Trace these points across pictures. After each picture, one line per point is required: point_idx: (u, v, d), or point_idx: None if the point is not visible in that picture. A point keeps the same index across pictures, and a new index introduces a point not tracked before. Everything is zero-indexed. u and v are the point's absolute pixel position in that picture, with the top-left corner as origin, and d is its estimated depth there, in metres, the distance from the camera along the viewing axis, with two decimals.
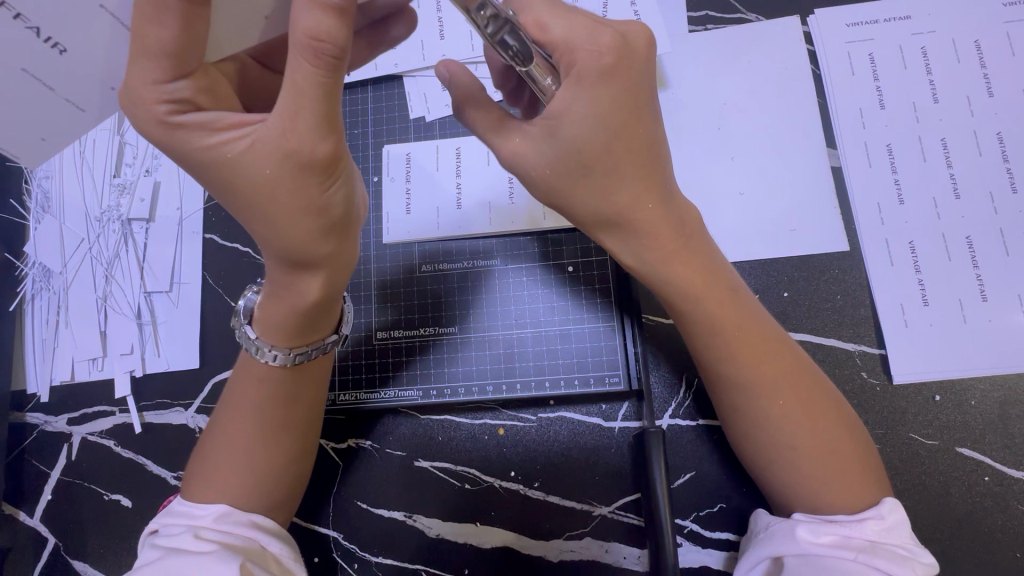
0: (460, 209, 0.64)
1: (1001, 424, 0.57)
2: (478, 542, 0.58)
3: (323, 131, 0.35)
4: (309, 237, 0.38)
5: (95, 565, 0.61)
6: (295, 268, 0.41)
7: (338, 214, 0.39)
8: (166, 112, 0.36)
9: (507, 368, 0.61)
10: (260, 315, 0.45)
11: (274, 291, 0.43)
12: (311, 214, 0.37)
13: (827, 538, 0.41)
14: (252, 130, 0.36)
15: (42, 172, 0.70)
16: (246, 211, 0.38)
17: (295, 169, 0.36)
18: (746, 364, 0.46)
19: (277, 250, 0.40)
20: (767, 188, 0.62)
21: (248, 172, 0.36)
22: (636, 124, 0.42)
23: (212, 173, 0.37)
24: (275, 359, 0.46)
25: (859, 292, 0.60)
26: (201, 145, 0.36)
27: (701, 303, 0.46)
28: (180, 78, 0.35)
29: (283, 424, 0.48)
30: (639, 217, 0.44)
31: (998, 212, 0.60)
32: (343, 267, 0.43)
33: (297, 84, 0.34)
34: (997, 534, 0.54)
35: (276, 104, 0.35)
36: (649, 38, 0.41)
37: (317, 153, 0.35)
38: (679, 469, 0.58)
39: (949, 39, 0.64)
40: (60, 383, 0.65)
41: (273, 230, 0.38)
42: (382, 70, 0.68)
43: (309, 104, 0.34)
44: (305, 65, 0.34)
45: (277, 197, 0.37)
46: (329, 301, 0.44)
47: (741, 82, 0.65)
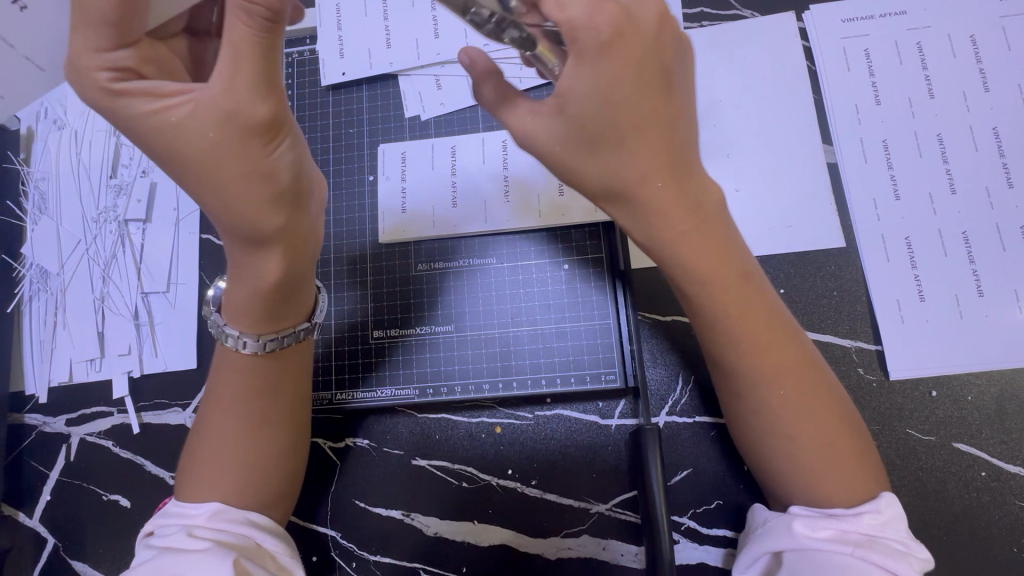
0: (456, 207, 0.64)
1: (998, 418, 0.57)
2: (476, 539, 0.58)
3: (263, 94, 0.37)
4: (258, 206, 0.39)
5: (95, 566, 0.61)
6: (254, 245, 0.42)
7: (286, 181, 0.40)
8: (109, 79, 0.37)
9: (503, 365, 0.61)
10: (228, 303, 0.46)
11: (236, 274, 0.44)
12: (257, 180, 0.39)
13: (825, 533, 0.41)
14: (190, 96, 0.38)
15: (38, 174, 0.70)
16: (191, 179, 0.39)
17: (237, 131, 0.38)
18: (754, 350, 0.45)
19: (230, 225, 0.41)
20: (764, 185, 0.62)
21: (188, 138, 0.38)
22: (642, 99, 0.40)
23: (154, 141, 0.39)
24: (246, 347, 0.47)
25: (855, 288, 0.60)
26: (145, 111, 0.37)
27: (718, 286, 0.44)
28: (125, 47, 0.37)
29: (268, 417, 0.48)
30: (644, 192, 0.42)
31: (993, 207, 0.60)
32: (299, 246, 0.43)
33: (233, 42, 0.36)
34: (994, 530, 0.54)
35: (216, 67, 0.37)
36: (660, 20, 0.39)
37: (256, 115, 0.37)
38: (676, 465, 0.58)
39: (945, 34, 0.64)
40: (58, 384, 0.65)
41: (219, 199, 0.39)
42: (377, 69, 0.68)
43: (245, 64, 0.36)
44: (238, 24, 0.36)
45: (221, 160, 0.38)
46: (293, 282, 0.45)
47: (736, 79, 0.65)
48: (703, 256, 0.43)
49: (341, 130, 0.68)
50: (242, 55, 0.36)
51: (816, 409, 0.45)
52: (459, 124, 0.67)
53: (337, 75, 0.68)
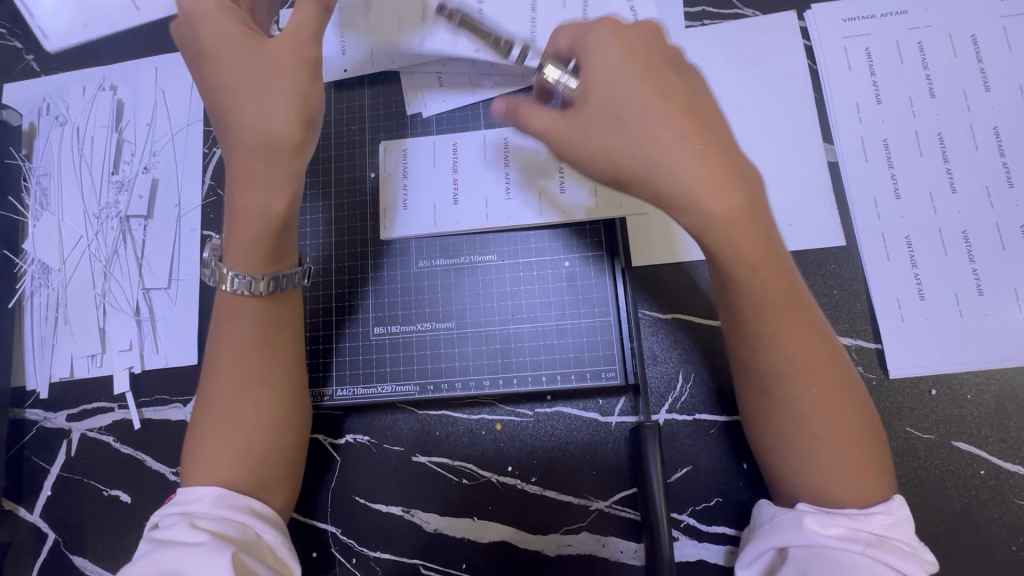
0: (457, 204, 0.64)
1: (997, 417, 0.57)
2: (476, 536, 0.58)
3: (319, 45, 0.49)
4: (284, 120, 0.47)
5: (95, 561, 0.61)
6: (267, 155, 0.48)
7: (314, 107, 0.48)
8: (209, 7, 0.49)
9: (504, 363, 0.61)
10: (227, 238, 0.50)
11: (240, 208, 0.49)
12: (293, 98, 0.47)
13: (834, 530, 0.42)
14: (273, 56, 0.50)
15: (40, 169, 0.70)
16: (226, 105, 0.48)
17: (296, 64, 0.48)
18: (785, 344, 0.44)
19: (252, 138, 0.47)
20: (764, 184, 0.62)
21: (251, 65, 0.48)
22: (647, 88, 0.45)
23: (218, 66, 0.48)
24: (242, 289, 0.49)
25: (855, 287, 0.60)
26: (225, 49, 0.48)
27: (755, 273, 0.43)
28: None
29: (268, 385, 0.49)
30: (680, 176, 0.42)
31: (994, 206, 0.60)
32: (286, 207, 0.49)
33: (309, 22, 0.49)
34: (992, 528, 0.54)
35: (287, 30, 0.49)
36: (655, 32, 0.48)
37: (309, 53, 0.48)
38: (676, 463, 0.58)
39: (945, 34, 0.64)
40: (59, 379, 0.65)
41: (253, 107, 0.47)
42: (378, 66, 0.68)
43: (311, 27, 0.49)
44: (297, 39, 0.48)
45: (272, 76, 0.47)
46: (289, 215, 0.50)
47: (737, 77, 0.65)
48: (744, 242, 0.42)
49: (343, 127, 0.68)
50: (312, 26, 0.49)
51: (842, 404, 0.44)
52: (460, 122, 0.67)
53: (338, 73, 0.68)
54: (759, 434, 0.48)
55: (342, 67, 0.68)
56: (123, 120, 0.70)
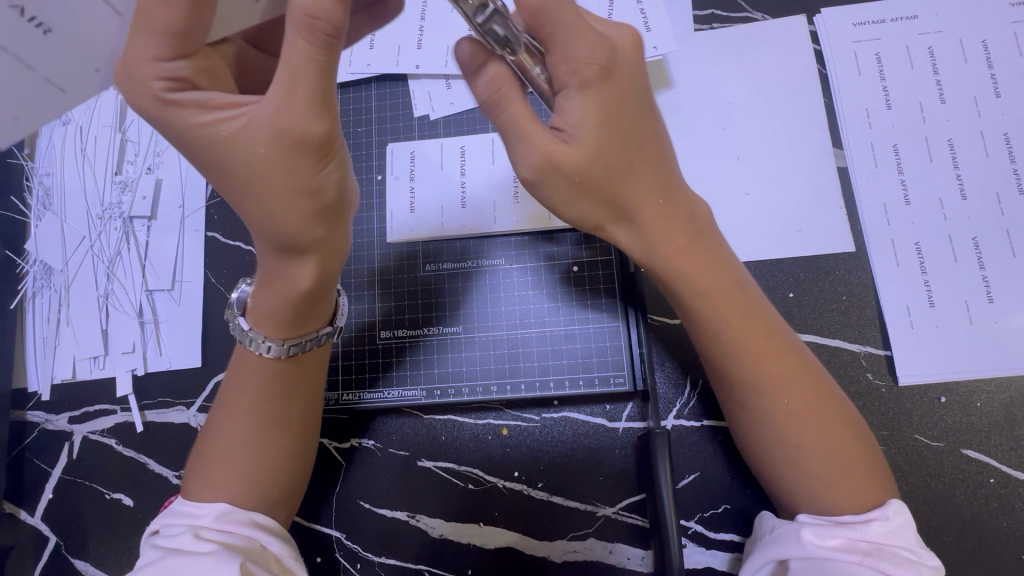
0: (465, 207, 0.64)
1: (1006, 424, 0.56)
2: (481, 542, 0.58)
3: (318, 112, 0.37)
4: (300, 219, 0.40)
5: (97, 565, 0.60)
6: (288, 252, 0.42)
7: (331, 197, 0.40)
8: (163, 89, 0.38)
9: (511, 368, 0.60)
10: (255, 305, 0.45)
11: (266, 279, 0.44)
12: (303, 195, 0.39)
13: (833, 541, 0.41)
14: (246, 111, 0.38)
15: (43, 169, 0.69)
16: (234, 187, 0.40)
17: (289, 148, 0.38)
18: (753, 363, 0.46)
19: (267, 234, 0.41)
20: (772, 189, 0.62)
21: (241, 150, 0.38)
22: (631, 124, 0.43)
23: (207, 153, 0.39)
24: (269, 351, 0.46)
25: (864, 294, 0.60)
26: (197, 122, 0.38)
27: (706, 296, 0.46)
28: (180, 58, 0.38)
29: (279, 418, 0.48)
30: (641, 214, 0.45)
31: (1004, 213, 0.60)
32: (334, 255, 0.44)
33: (292, 62, 0.36)
34: (1001, 536, 0.54)
35: (271, 84, 0.37)
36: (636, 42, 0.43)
37: (310, 133, 0.37)
38: (684, 469, 0.57)
39: (956, 39, 0.64)
40: (61, 380, 0.65)
41: (263, 209, 0.40)
42: (385, 68, 0.67)
43: (302, 83, 0.36)
44: (300, 43, 0.35)
45: (270, 176, 0.38)
46: (322, 290, 0.44)
47: (747, 82, 0.64)
48: (691, 271, 0.46)
49: (349, 129, 0.67)
50: (298, 75, 0.36)
51: (826, 418, 0.45)
52: (468, 124, 0.66)
53: (345, 74, 0.68)
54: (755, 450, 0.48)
55: (348, 69, 0.68)
56: (127, 120, 0.70)
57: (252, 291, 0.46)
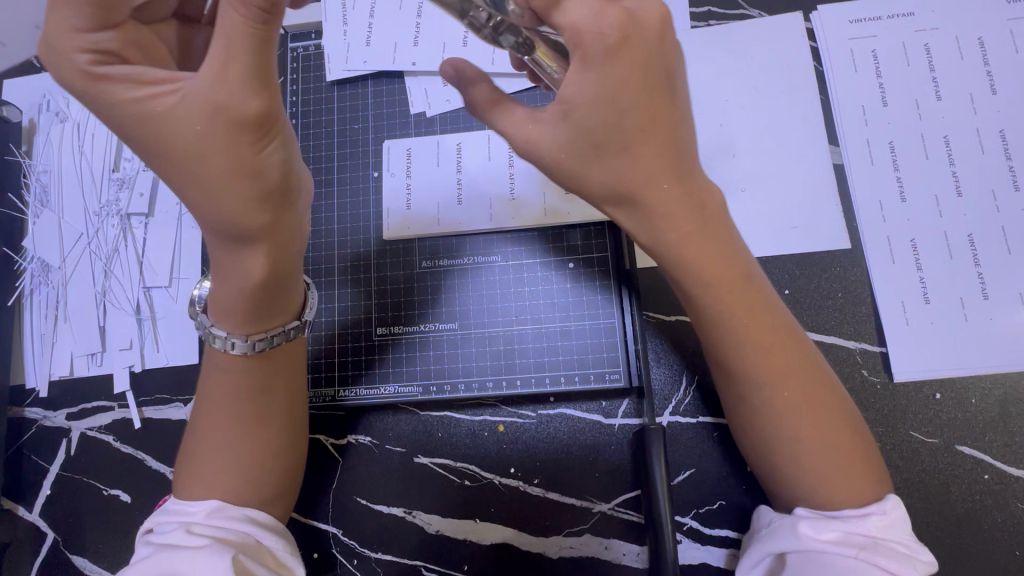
0: (461, 203, 0.64)
1: (1001, 421, 0.57)
2: (477, 538, 0.58)
3: (256, 88, 0.36)
4: (242, 203, 0.39)
5: (95, 561, 0.60)
6: (236, 239, 0.41)
7: (275, 178, 0.39)
8: (88, 61, 0.35)
9: (507, 363, 0.61)
10: (214, 301, 0.45)
11: (220, 274, 0.43)
12: (244, 177, 0.38)
13: (828, 535, 0.41)
14: (180, 86, 0.36)
15: (40, 166, 0.70)
16: (174, 170, 0.38)
17: (226, 125, 0.36)
18: (756, 350, 0.45)
19: (211, 221, 0.40)
20: (770, 186, 0.62)
21: (175, 126, 0.37)
22: (648, 101, 0.41)
23: (140, 130, 0.37)
24: (235, 347, 0.46)
25: (860, 290, 0.60)
26: (124, 98, 0.36)
27: (708, 283, 0.45)
28: (107, 29, 0.35)
29: (262, 413, 0.48)
30: (651, 195, 0.43)
31: (999, 210, 0.60)
32: (284, 242, 0.43)
33: (226, 33, 0.35)
34: (996, 532, 0.54)
35: (205, 56, 0.35)
36: (663, 18, 0.41)
37: (248, 109, 0.36)
38: (680, 465, 0.58)
39: (952, 37, 0.64)
40: (58, 377, 0.65)
41: (203, 191, 0.38)
42: (381, 65, 0.67)
43: (237, 53, 0.35)
44: (234, 15, 0.34)
45: (206, 155, 0.37)
46: (278, 277, 0.44)
47: (742, 79, 0.64)
48: (700, 258, 0.44)
49: (346, 125, 0.67)
50: (234, 47, 0.35)
51: (820, 412, 0.44)
52: (464, 121, 0.66)
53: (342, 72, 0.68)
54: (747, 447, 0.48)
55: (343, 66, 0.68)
56: None
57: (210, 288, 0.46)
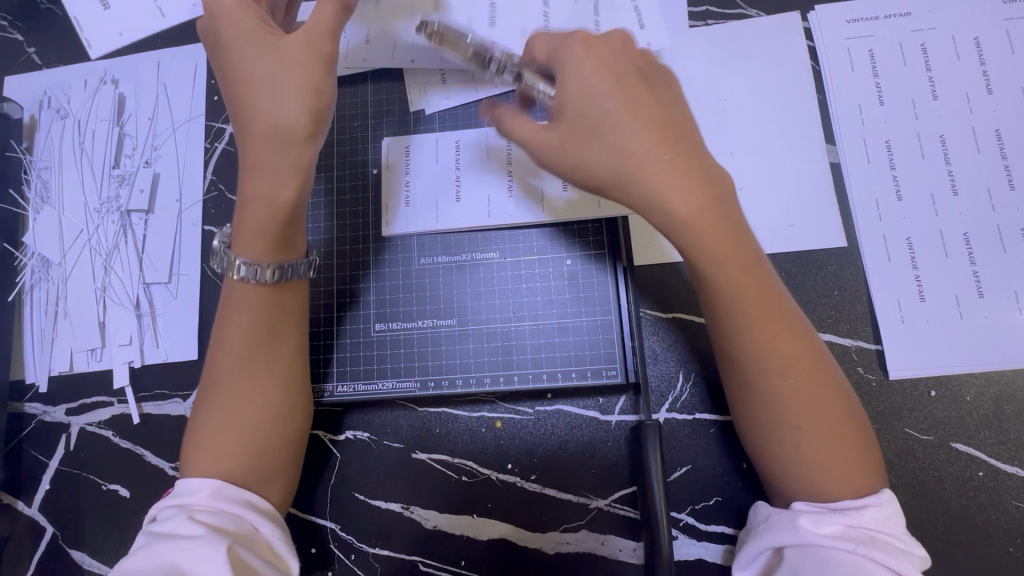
0: (459, 201, 0.64)
1: (996, 419, 0.57)
2: (474, 533, 0.58)
3: (332, 59, 0.49)
4: (294, 104, 0.48)
5: (94, 556, 0.61)
6: (269, 166, 0.48)
7: (321, 103, 0.49)
8: (233, 4, 0.51)
9: (504, 360, 0.61)
10: (238, 224, 0.50)
11: (248, 201, 0.49)
12: (300, 118, 0.48)
13: (827, 528, 0.41)
14: (284, 57, 0.50)
15: (41, 162, 0.70)
16: (242, 107, 0.50)
17: (304, 60, 0.49)
18: (764, 338, 0.45)
19: (264, 122, 0.48)
20: (766, 184, 0.62)
21: (264, 68, 0.49)
22: (631, 92, 0.47)
23: (233, 72, 0.50)
24: (250, 276, 0.49)
25: (856, 288, 0.60)
26: (237, 53, 0.49)
27: (720, 263, 0.45)
28: (247, 11, 0.50)
29: (274, 374, 0.50)
30: (653, 175, 0.45)
31: (995, 208, 0.60)
32: (305, 180, 0.50)
33: (318, 23, 0.49)
34: (991, 529, 0.55)
35: (299, 31, 0.49)
36: (626, 41, 0.50)
37: (320, 74, 0.49)
38: (676, 462, 0.58)
39: (948, 36, 0.64)
40: (58, 372, 0.65)
41: (266, 99, 0.48)
42: (380, 63, 0.67)
43: (322, 36, 0.49)
44: (327, 14, 0.49)
45: (274, 95, 0.48)
46: (292, 215, 0.49)
47: (740, 77, 0.65)
48: (716, 241, 0.45)
49: (346, 123, 0.68)
50: (321, 29, 0.49)
51: (821, 397, 0.45)
52: (463, 119, 0.67)
53: (342, 69, 0.68)
54: (754, 444, 0.48)
55: (344, 64, 0.68)
56: (125, 114, 0.70)
57: (234, 225, 0.50)
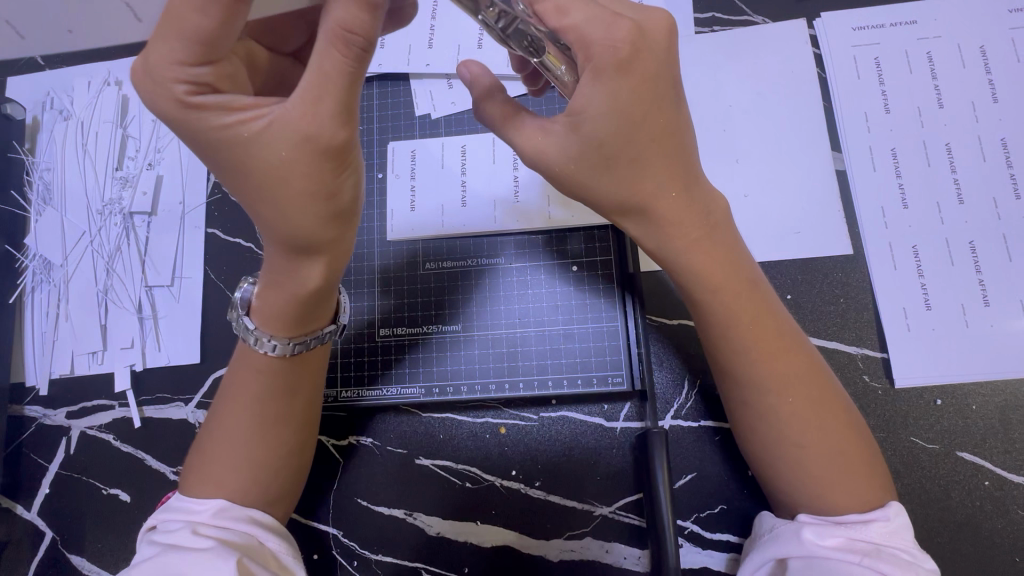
0: (465, 206, 0.64)
1: (1002, 428, 0.57)
2: (478, 540, 0.58)
3: (341, 120, 0.36)
4: (314, 222, 0.39)
5: (93, 560, 0.60)
6: (299, 253, 0.42)
7: (346, 202, 0.40)
8: (185, 92, 0.36)
9: (509, 367, 0.61)
10: (259, 305, 0.46)
11: (275, 280, 0.44)
12: (319, 199, 0.39)
13: (832, 541, 0.41)
14: (268, 111, 0.37)
15: (43, 164, 0.69)
16: (252, 191, 0.39)
17: (312, 155, 0.37)
18: (757, 360, 0.46)
19: (280, 237, 0.41)
20: (772, 191, 0.62)
21: (259, 153, 0.37)
22: (658, 114, 0.42)
23: (222, 152, 0.38)
24: (262, 346, 0.46)
25: (862, 295, 0.60)
26: (213, 124, 0.37)
27: (715, 290, 0.46)
28: (206, 64, 0.36)
29: (282, 414, 0.48)
30: (661, 206, 0.44)
31: (1001, 217, 0.60)
32: (341, 256, 0.44)
33: (322, 71, 0.35)
34: (996, 538, 0.54)
35: (297, 89, 0.36)
36: (669, 34, 0.41)
37: (333, 141, 0.36)
38: (681, 469, 0.58)
39: (954, 45, 0.64)
40: (59, 375, 0.65)
41: (277, 213, 0.39)
42: (387, 68, 0.67)
43: (331, 90, 0.36)
44: (333, 53, 0.35)
45: (288, 180, 0.38)
46: (328, 288, 0.45)
47: (746, 84, 0.65)
48: (711, 269, 0.46)
49: None
50: (327, 87, 0.36)
51: (822, 412, 0.45)
52: (469, 124, 0.67)
53: None
54: (754, 462, 0.48)
55: None
56: (128, 116, 0.70)
57: (256, 293, 0.46)
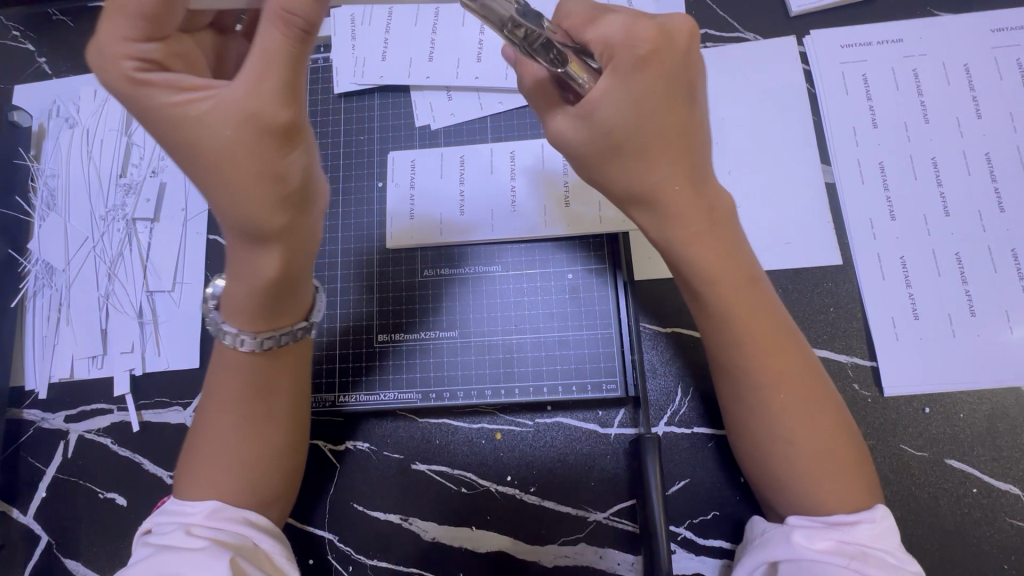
0: (462, 214, 0.65)
1: (988, 436, 0.58)
2: (473, 545, 0.58)
3: (284, 99, 0.39)
4: (263, 204, 0.41)
5: (87, 565, 0.60)
6: (253, 240, 0.42)
7: (295, 184, 0.41)
8: (132, 68, 0.39)
9: (505, 372, 0.61)
10: (226, 300, 0.46)
11: (234, 271, 0.45)
12: (267, 180, 0.40)
13: (821, 544, 0.42)
14: (213, 94, 0.39)
15: (48, 170, 0.71)
16: (200, 172, 0.41)
17: (254, 131, 0.39)
18: (759, 357, 0.46)
19: (234, 221, 0.42)
20: (764, 203, 0.64)
21: (206, 132, 0.39)
22: (668, 111, 0.44)
23: (171, 132, 0.40)
24: (242, 344, 0.47)
25: (851, 305, 0.61)
26: (166, 102, 0.39)
27: (717, 283, 0.47)
28: (154, 41, 0.39)
29: (265, 412, 0.49)
30: (668, 196, 0.46)
31: (986, 228, 0.61)
32: (298, 246, 0.44)
33: (266, 51, 0.38)
34: (984, 546, 0.55)
35: (241, 71, 0.39)
36: (690, 38, 0.44)
37: (276, 119, 0.39)
38: (674, 476, 0.58)
39: (939, 63, 0.66)
40: (59, 380, 0.65)
41: (227, 194, 0.40)
42: (388, 80, 0.69)
43: (274, 69, 0.38)
44: (275, 34, 0.38)
45: (234, 158, 0.39)
46: (290, 279, 0.45)
47: (739, 99, 0.67)
48: (714, 261, 0.47)
49: (352, 137, 0.69)
50: (274, 62, 0.38)
51: (813, 413, 0.46)
52: (468, 135, 0.68)
53: (350, 85, 0.70)
54: (746, 460, 0.49)
55: (352, 79, 0.70)
56: (134, 124, 0.71)
57: (223, 287, 0.47)
